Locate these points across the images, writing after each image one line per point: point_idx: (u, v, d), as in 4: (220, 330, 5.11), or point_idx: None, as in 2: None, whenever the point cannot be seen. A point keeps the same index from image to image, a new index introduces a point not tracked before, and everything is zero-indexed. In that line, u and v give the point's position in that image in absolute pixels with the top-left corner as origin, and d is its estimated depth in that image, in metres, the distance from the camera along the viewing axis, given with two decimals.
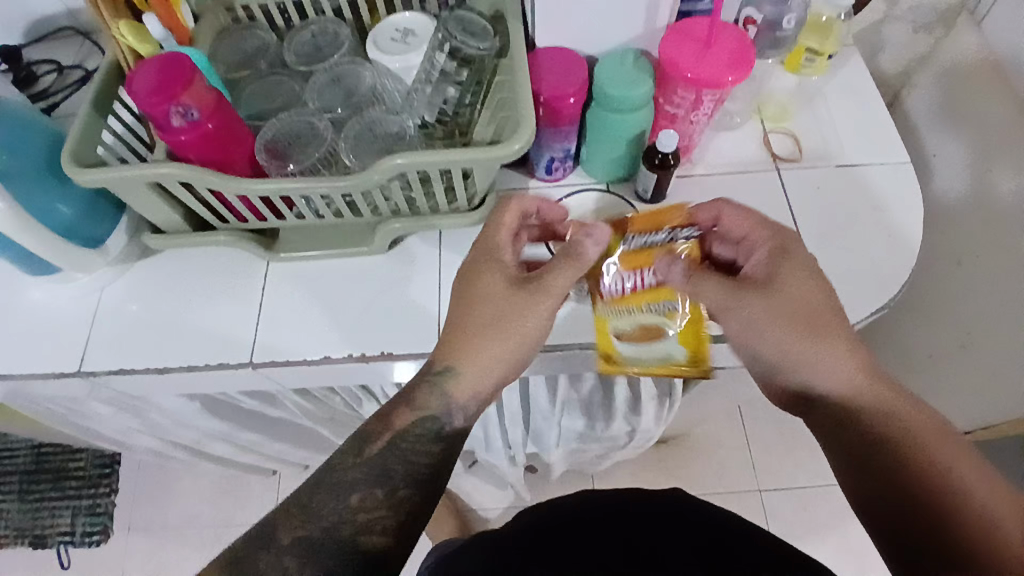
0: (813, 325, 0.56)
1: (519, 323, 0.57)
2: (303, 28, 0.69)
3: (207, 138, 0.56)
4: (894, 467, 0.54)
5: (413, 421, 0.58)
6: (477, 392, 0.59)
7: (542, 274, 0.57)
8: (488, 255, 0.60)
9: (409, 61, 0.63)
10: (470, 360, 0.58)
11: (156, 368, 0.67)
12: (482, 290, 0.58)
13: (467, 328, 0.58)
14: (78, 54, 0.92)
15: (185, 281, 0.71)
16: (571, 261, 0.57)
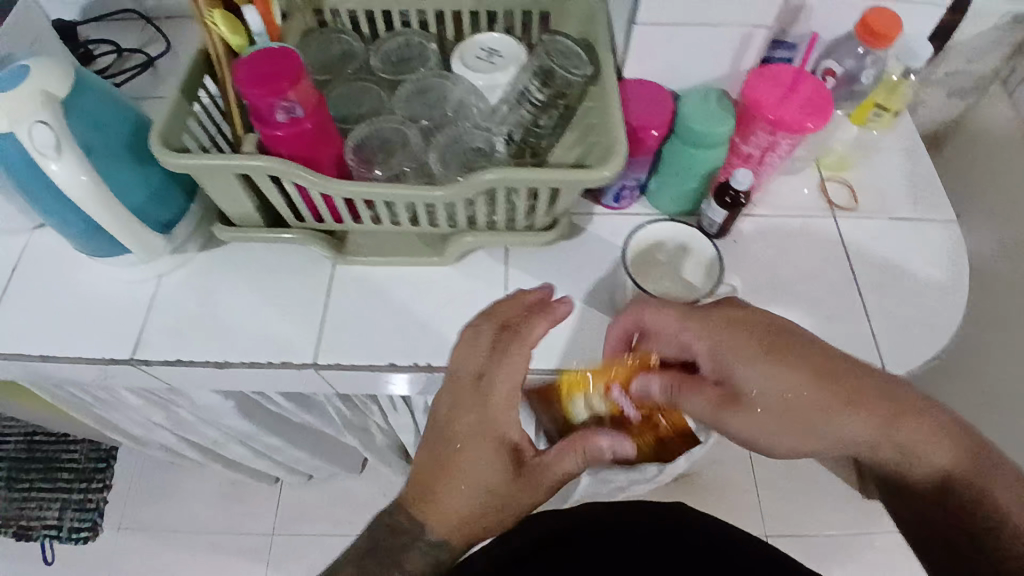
0: (812, 412, 0.57)
1: (513, 506, 0.58)
2: (396, 37, 0.71)
3: (303, 135, 0.57)
4: (923, 483, 0.60)
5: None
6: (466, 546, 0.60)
7: (542, 457, 0.59)
8: (488, 425, 0.57)
9: (494, 79, 0.66)
10: (456, 520, 0.58)
11: (215, 362, 0.66)
12: (475, 478, 0.57)
13: (445, 496, 0.58)
14: (142, 38, 0.92)
15: (249, 276, 0.70)
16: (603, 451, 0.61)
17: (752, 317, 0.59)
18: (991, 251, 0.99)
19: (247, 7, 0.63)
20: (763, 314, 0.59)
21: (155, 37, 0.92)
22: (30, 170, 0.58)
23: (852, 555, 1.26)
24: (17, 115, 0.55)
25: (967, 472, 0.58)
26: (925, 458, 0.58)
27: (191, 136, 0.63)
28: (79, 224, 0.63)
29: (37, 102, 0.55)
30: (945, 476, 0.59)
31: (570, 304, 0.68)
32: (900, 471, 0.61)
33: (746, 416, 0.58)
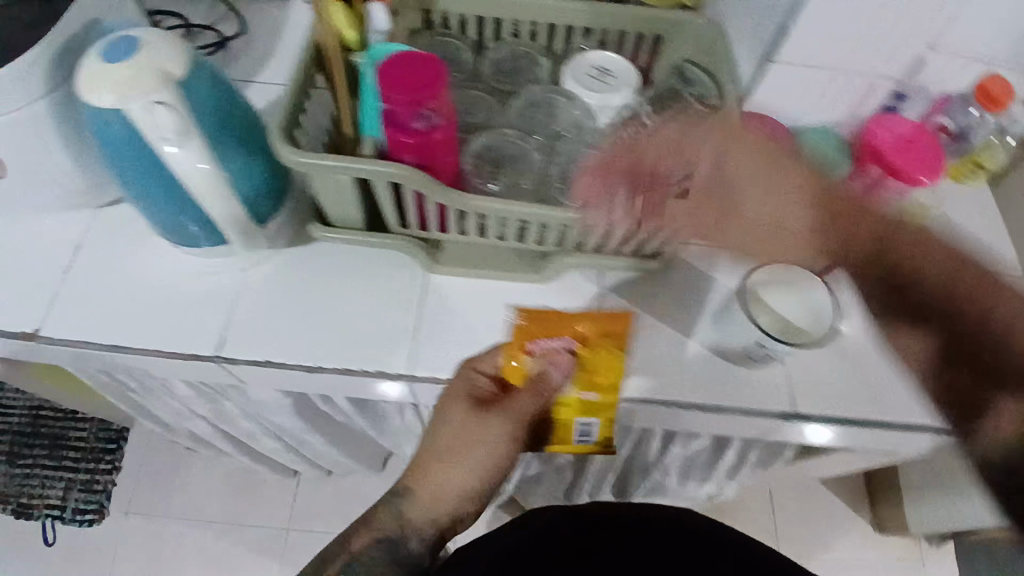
0: (780, 214, 0.60)
1: (476, 458, 0.60)
2: (506, 47, 0.69)
3: (432, 144, 0.55)
4: (924, 290, 0.53)
5: (369, 542, 0.62)
6: (437, 516, 0.63)
7: (508, 406, 0.59)
8: (456, 391, 0.61)
9: (607, 99, 0.64)
10: (429, 483, 0.62)
11: (304, 366, 0.64)
12: (435, 435, 0.62)
13: (424, 470, 0.63)
14: (211, 16, 0.84)
15: (340, 277, 0.68)
16: (535, 381, 0.58)
17: (724, 116, 0.61)
18: None
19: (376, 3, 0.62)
20: (756, 127, 0.62)
21: (227, 16, 0.84)
22: (135, 151, 0.53)
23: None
24: (128, 90, 0.48)
25: (978, 290, 0.50)
26: (919, 282, 0.53)
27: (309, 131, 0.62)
28: (176, 210, 0.58)
29: (150, 76, 0.48)
30: (932, 273, 0.52)
31: (664, 333, 0.67)
32: (925, 328, 0.53)
33: (735, 230, 0.63)
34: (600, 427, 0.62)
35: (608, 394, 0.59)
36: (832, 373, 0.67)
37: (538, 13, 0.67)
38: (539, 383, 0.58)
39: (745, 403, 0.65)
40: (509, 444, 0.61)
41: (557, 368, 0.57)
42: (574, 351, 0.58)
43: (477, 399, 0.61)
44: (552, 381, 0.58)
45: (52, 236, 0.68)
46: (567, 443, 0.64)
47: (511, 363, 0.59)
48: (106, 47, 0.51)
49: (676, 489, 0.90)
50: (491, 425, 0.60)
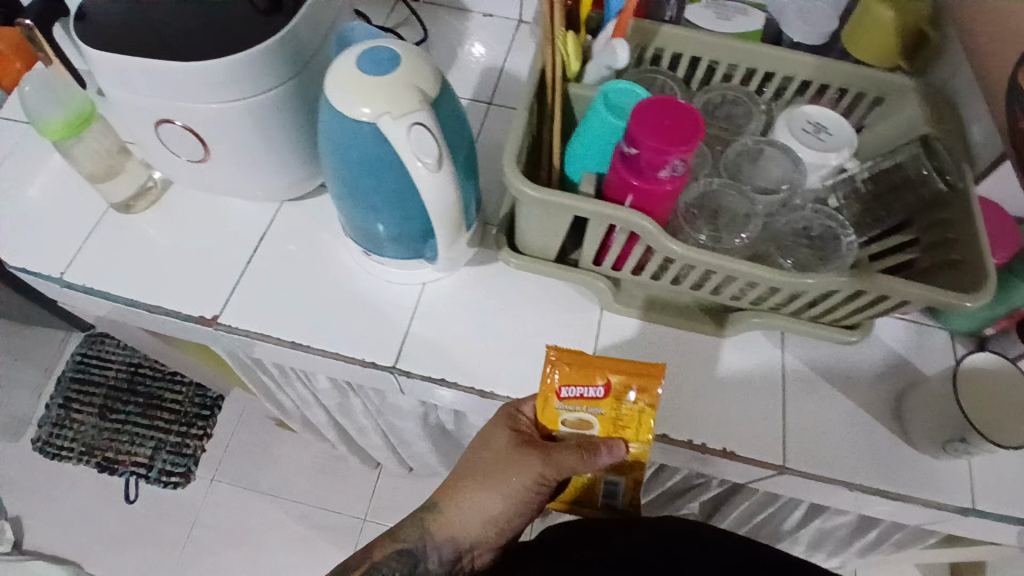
0: None
1: (515, 495, 0.58)
2: (717, 91, 0.66)
3: (661, 193, 0.53)
4: None
5: (391, 553, 0.60)
6: (459, 539, 0.60)
7: (552, 454, 0.56)
8: (506, 416, 0.59)
9: (826, 158, 0.61)
10: (462, 512, 0.60)
11: (479, 392, 0.62)
12: (475, 461, 0.60)
13: (458, 495, 0.60)
14: (393, 18, 0.83)
15: (517, 306, 0.66)
16: (586, 451, 0.55)
17: None
18: None
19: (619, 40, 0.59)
20: None
21: (409, 20, 0.83)
22: (375, 166, 0.52)
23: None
24: (395, 107, 0.48)
25: None
26: None
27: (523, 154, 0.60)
28: (388, 223, 0.57)
29: (414, 99, 0.48)
30: None
31: (846, 407, 0.64)
32: None
33: None
34: (626, 492, 0.62)
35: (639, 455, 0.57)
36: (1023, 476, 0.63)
37: (764, 59, 0.64)
38: (590, 454, 0.55)
39: (925, 493, 0.61)
40: (540, 484, 0.58)
41: (604, 441, 0.55)
42: (601, 407, 0.54)
43: (522, 435, 0.57)
44: (601, 458, 0.55)
45: (235, 222, 0.69)
46: (593, 504, 0.66)
47: (545, 405, 0.56)
48: (366, 52, 0.50)
49: (798, 549, 0.87)
50: (530, 464, 0.56)
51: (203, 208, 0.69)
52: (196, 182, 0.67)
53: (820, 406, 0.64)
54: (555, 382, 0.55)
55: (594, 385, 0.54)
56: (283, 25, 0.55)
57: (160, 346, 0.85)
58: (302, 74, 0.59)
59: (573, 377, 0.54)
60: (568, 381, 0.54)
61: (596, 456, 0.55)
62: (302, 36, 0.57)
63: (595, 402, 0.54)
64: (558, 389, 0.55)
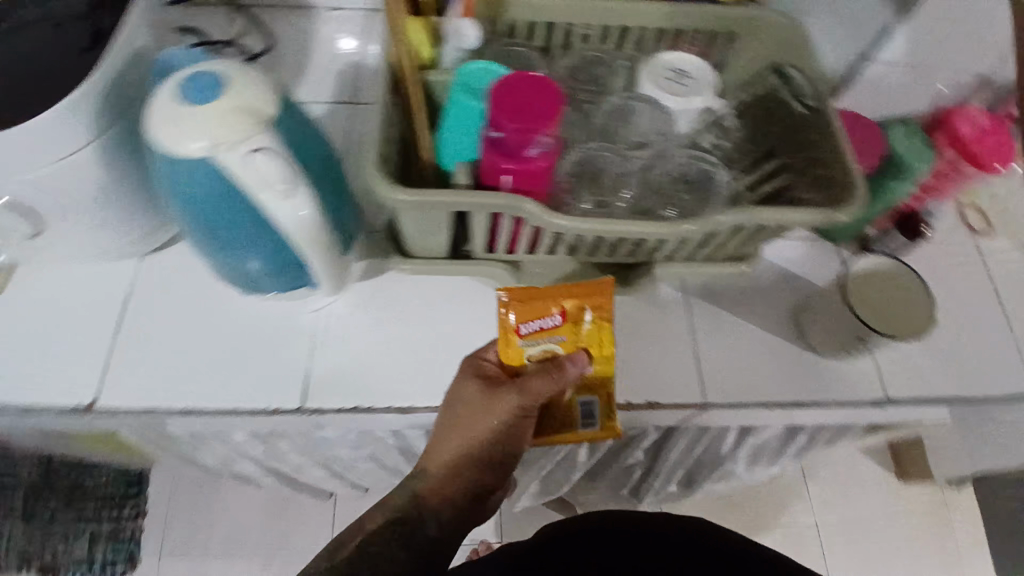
0: None
1: (501, 440, 0.55)
2: (574, 55, 0.66)
3: (538, 173, 0.52)
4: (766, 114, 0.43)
5: (383, 523, 0.56)
6: (454, 498, 0.57)
7: (525, 385, 0.54)
8: (469, 366, 0.57)
9: (691, 103, 0.61)
10: (452, 471, 0.56)
11: (398, 408, 0.60)
12: (450, 420, 0.57)
13: (442, 458, 0.56)
14: (231, 30, 0.76)
15: (418, 309, 0.64)
16: (553, 372, 0.54)
17: None
18: None
19: (467, 22, 0.60)
20: None
21: (250, 31, 0.77)
22: (222, 206, 0.48)
23: (905, 541, 1.30)
24: (229, 140, 0.44)
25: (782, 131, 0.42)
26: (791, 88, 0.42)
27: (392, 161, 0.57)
28: (260, 259, 0.52)
29: (249, 122, 0.44)
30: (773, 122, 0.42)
31: (759, 335, 0.66)
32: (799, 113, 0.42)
33: None
34: (602, 408, 0.59)
35: (606, 369, 0.57)
36: (919, 358, 0.66)
37: (611, 14, 0.64)
38: (558, 374, 0.53)
39: (836, 396, 0.64)
40: (521, 422, 0.55)
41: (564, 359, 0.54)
42: (562, 334, 0.54)
43: (490, 380, 0.56)
44: (569, 375, 0.54)
45: (99, 291, 0.62)
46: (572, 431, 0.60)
47: (507, 346, 0.54)
48: (185, 81, 0.45)
49: (742, 470, 0.91)
50: (504, 406, 0.54)
51: (58, 285, 0.63)
52: (43, 258, 0.60)
53: (731, 339, 0.65)
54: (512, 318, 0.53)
55: (549, 314, 0.53)
56: (94, 66, 0.49)
57: (52, 440, 0.77)
58: (128, 114, 0.54)
59: (527, 308, 0.53)
60: (524, 314, 0.53)
61: (565, 375, 0.54)
62: (118, 76, 0.52)
63: (553, 324, 0.54)
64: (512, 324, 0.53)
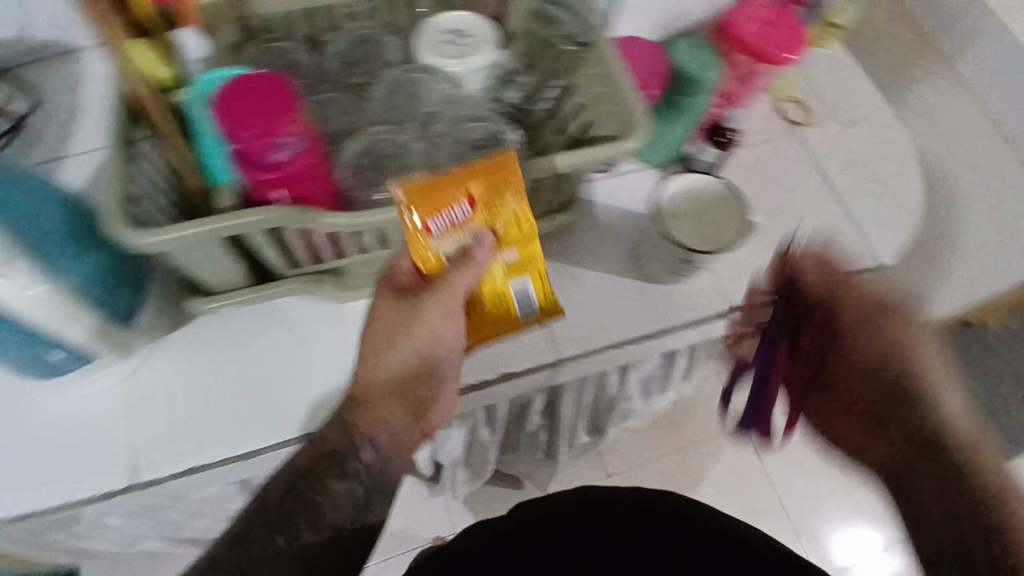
0: None
1: (427, 346, 0.55)
2: (343, 39, 0.62)
3: (307, 172, 0.49)
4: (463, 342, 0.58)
5: (316, 456, 0.56)
6: (388, 418, 0.56)
7: (443, 283, 0.52)
8: (385, 280, 0.55)
9: (470, 62, 0.58)
10: (382, 393, 0.56)
11: (239, 456, 0.58)
12: (374, 339, 0.55)
13: (370, 382, 0.56)
14: None
15: (241, 348, 0.62)
16: (468, 262, 0.52)
17: None
18: None
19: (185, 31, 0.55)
20: None
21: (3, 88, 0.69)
22: None
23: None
24: None
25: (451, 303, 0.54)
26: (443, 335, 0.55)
27: (155, 202, 0.52)
28: (18, 347, 0.53)
29: None
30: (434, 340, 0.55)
31: (597, 278, 0.66)
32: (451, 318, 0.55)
33: None
34: (536, 286, 0.57)
35: (529, 249, 0.55)
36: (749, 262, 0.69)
37: None
38: (474, 262, 0.52)
39: (680, 317, 0.66)
40: (445, 323, 0.54)
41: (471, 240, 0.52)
42: (474, 223, 0.52)
43: (406, 291, 0.54)
44: (483, 260, 0.53)
45: None
46: (511, 320, 0.58)
47: (418, 248, 0.52)
48: None
49: (642, 406, 0.93)
50: (424, 309, 0.53)
51: None
52: None
53: (569, 289, 0.66)
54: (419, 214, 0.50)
55: (455, 204, 0.51)
56: None
57: None
58: None
59: (432, 202, 0.50)
60: (430, 210, 0.50)
61: (480, 262, 0.53)
62: None
63: (462, 216, 0.51)
64: (421, 217, 0.50)
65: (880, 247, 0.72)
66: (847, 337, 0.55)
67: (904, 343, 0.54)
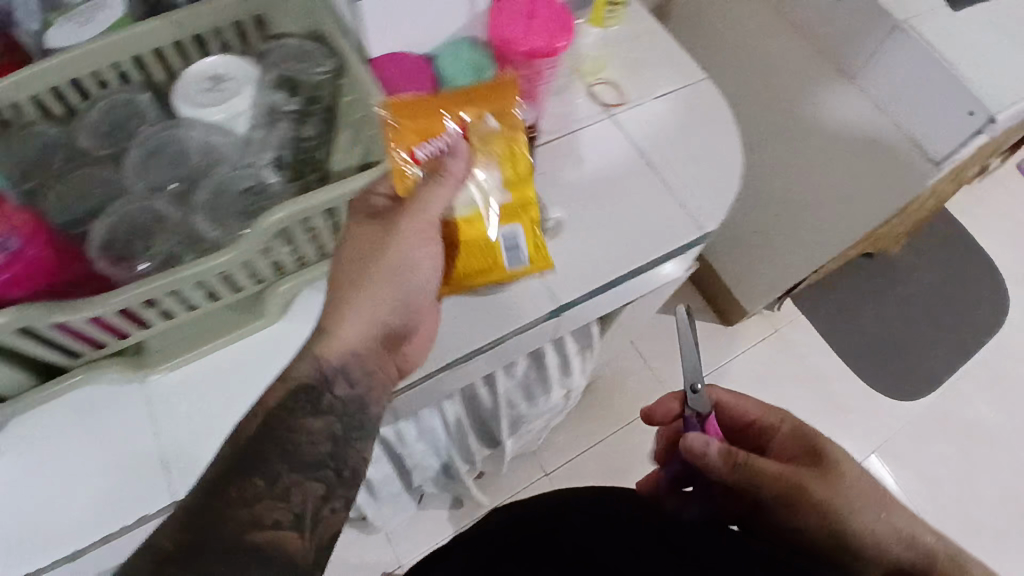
0: None
1: (403, 265, 0.57)
2: (93, 110, 0.59)
3: (32, 268, 0.50)
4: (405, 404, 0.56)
5: (284, 393, 0.53)
6: (357, 346, 0.55)
7: (421, 195, 0.57)
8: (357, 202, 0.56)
9: (232, 107, 0.56)
10: (352, 318, 0.55)
11: (66, 556, 0.57)
12: (350, 262, 0.56)
13: (342, 311, 0.55)
14: None
15: (53, 445, 0.59)
16: (442, 175, 0.57)
17: None
18: (740, 83, 1.12)
19: None
20: None
21: None
22: None
23: (754, 375, 1.40)
24: None
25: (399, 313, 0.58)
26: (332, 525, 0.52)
27: None
28: None
29: None
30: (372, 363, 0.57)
31: None
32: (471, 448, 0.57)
33: None
34: (525, 234, 0.65)
35: (522, 192, 0.65)
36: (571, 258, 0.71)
37: (108, 53, 0.57)
38: (449, 174, 0.58)
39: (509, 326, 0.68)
40: (424, 246, 0.58)
41: (453, 156, 0.58)
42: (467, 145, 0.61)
43: (384, 210, 0.57)
44: (457, 173, 0.58)
45: None
46: (497, 268, 0.65)
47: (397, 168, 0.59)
48: None
49: (535, 407, 0.93)
50: (401, 222, 0.56)
51: None
52: None
53: None
54: (403, 130, 0.60)
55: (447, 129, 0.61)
56: None
57: None
58: None
59: (419, 130, 0.61)
60: (412, 135, 0.60)
61: (453, 175, 0.58)
62: None
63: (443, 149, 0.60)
64: (410, 138, 0.60)
65: (704, 214, 0.74)
66: (774, 511, 0.60)
67: (827, 507, 0.59)
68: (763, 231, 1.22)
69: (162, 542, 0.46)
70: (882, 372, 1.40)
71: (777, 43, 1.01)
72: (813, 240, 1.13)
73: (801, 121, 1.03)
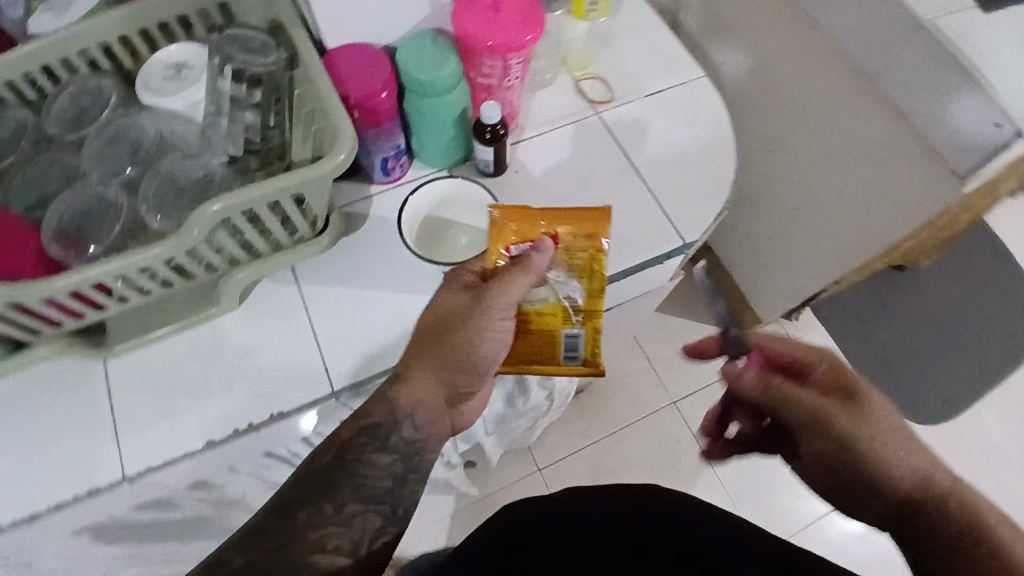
0: None
1: (474, 341, 0.58)
2: (59, 96, 0.60)
3: None
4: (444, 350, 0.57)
5: (358, 432, 0.55)
6: (423, 401, 0.57)
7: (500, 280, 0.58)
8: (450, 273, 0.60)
9: (191, 95, 0.56)
10: (420, 378, 0.57)
11: (21, 520, 0.59)
12: (430, 324, 0.58)
13: (413, 370, 0.57)
14: None
15: (19, 416, 0.62)
16: (524, 267, 0.59)
17: None
18: (754, 81, 1.06)
19: None
20: None
21: None
22: None
23: None
24: None
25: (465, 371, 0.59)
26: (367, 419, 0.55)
27: None
28: None
29: None
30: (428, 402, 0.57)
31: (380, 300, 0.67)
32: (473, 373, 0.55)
33: None
34: (586, 341, 0.64)
35: (593, 303, 0.64)
36: None
37: (73, 40, 0.58)
38: (531, 265, 0.59)
39: None
40: (498, 323, 0.59)
41: (538, 251, 0.60)
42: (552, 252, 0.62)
43: (470, 284, 0.59)
44: (537, 264, 0.60)
45: None
46: (554, 361, 0.65)
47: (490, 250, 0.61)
48: None
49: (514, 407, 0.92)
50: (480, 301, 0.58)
51: None
52: None
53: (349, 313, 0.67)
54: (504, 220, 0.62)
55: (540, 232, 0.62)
56: None
57: None
58: None
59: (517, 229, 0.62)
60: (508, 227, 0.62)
61: (535, 267, 0.59)
62: None
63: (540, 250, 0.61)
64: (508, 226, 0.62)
65: (685, 222, 0.70)
66: (807, 436, 0.56)
67: (850, 441, 0.52)
68: (777, 237, 1.16)
69: (231, 557, 0.48)
70: (903, 394, 1.32)
71: (791, 39, 0.95)
72: (827, 250, 1.06)
73: (818, 124, 0.97)
